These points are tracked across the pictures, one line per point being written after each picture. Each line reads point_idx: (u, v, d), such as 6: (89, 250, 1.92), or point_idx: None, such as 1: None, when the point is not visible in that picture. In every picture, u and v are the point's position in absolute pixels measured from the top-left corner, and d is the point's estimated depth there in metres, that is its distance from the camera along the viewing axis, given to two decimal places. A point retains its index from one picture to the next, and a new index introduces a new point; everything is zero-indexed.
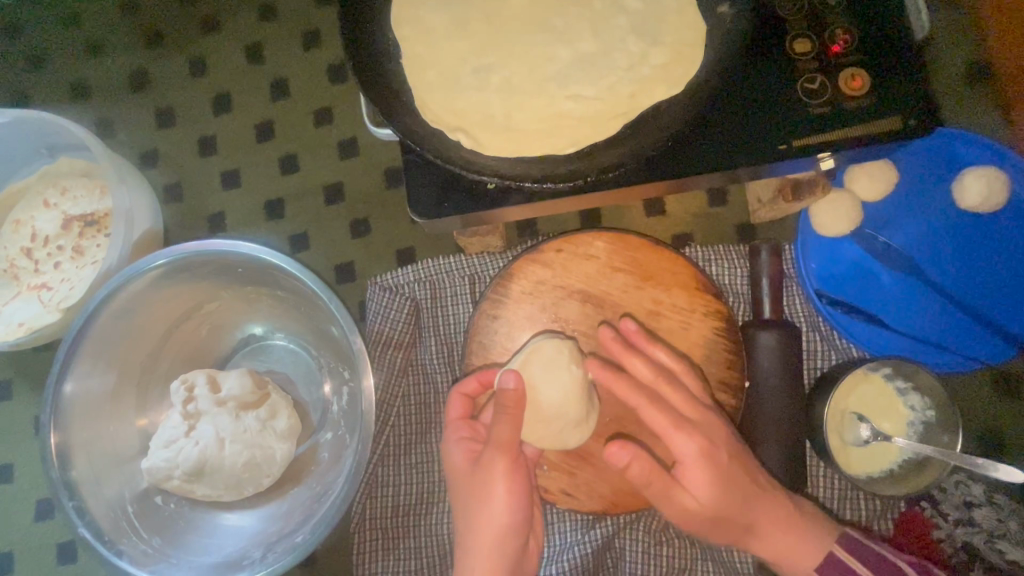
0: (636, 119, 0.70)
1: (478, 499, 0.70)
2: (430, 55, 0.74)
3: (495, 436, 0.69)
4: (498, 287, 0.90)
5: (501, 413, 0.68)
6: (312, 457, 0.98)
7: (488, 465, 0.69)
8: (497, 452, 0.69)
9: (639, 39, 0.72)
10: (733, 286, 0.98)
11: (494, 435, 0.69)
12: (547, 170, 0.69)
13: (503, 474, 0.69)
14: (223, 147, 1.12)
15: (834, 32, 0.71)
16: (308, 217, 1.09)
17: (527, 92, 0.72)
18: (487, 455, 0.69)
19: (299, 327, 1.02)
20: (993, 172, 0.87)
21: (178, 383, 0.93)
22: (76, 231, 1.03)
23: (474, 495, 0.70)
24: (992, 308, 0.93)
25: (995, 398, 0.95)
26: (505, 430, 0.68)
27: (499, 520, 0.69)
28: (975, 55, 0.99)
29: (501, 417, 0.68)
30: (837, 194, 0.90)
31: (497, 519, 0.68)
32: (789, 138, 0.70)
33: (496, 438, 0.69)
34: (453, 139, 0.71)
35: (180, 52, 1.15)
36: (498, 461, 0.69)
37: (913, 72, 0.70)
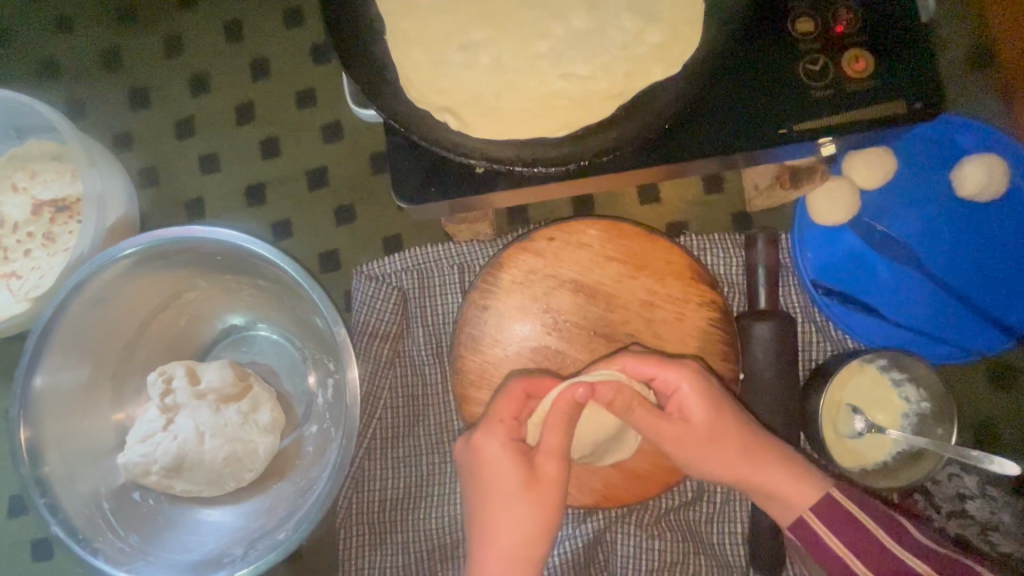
0: (630, 101, 0.67)
1: (519, 505, 0.66)
2: (415, 30, 0.70)
3: (548, 444, 0.67)
4: (487, 276, 0.87)
5: (558, 421, 0.66)
6: (296, 451, 0.95)
7: (544, 481, 0.67)
8: (553, 465, 0.67)
9: (635, 16, 0.68)
10: (727, 276, 0.96)
11: (547, 442, 0.67)
12: (538, 155, 0.66)
13: (552, 485, 0.67)
14: (202, 130, 1.07)
15: (837, 10, 0.68)
16: (290, 204, 1.05)
17: (518, 72, 0.68)
18: (542, 465, 0.67)
19: (283, 318, 0.99)
20: (993, 160, 0.86)
21: (155, 375, 0.90)
22: (47, 216, 0.99)
23: (498, 495, 0.66)
24: (990, 299, 0.92)
25: (992, 390, 0.94)
26: (557, 439, 0.67)
27: (529, 532, 0.66)
28: (977, 41, 0.97)
29: (556, 424, 0.66)
30: (834, 183, 0.88)
31: (524, 529, 0.66)
32: (790, 122, 0.67)
33: (548, 448, 0.67)
34: (439, 120, 0.68)
35: (156, 29, 1.09)
36: (556, 473, 0.67)
37: (919, 53, 0.67)
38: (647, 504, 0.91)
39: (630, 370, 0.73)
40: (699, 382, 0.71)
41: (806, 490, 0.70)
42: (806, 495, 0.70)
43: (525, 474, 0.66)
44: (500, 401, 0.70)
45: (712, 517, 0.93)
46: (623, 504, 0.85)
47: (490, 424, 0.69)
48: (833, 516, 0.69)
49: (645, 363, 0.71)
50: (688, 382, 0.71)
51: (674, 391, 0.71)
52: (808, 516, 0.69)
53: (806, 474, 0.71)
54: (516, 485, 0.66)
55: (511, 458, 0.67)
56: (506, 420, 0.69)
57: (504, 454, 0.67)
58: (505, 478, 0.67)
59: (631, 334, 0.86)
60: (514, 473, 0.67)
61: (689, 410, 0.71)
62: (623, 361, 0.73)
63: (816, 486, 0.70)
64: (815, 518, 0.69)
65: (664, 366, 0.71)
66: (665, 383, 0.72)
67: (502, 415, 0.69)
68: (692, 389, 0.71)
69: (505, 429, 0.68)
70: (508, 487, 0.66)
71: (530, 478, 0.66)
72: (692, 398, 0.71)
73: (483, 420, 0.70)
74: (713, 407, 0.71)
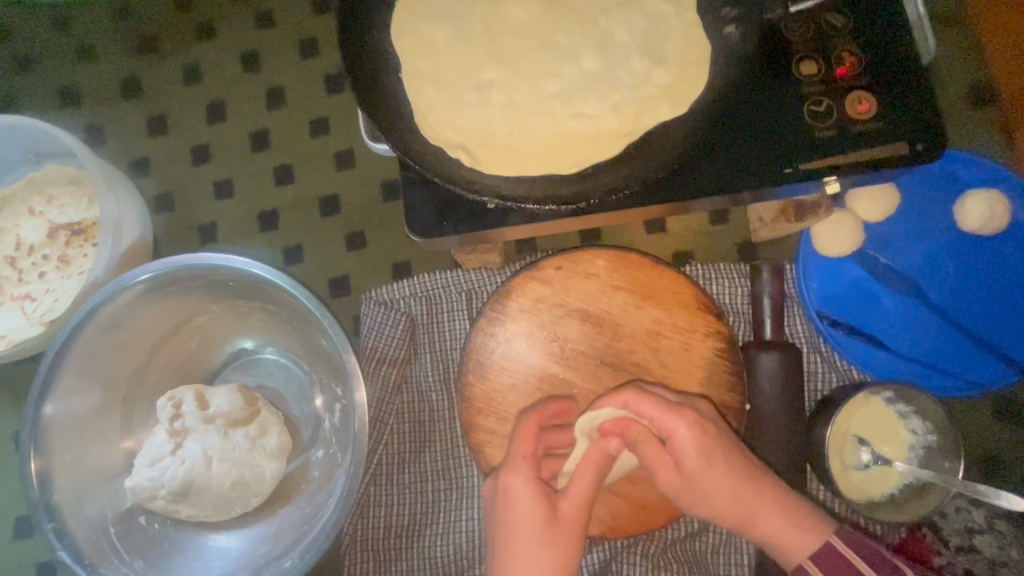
0: (639, 140, 0.68)
1: (544, 548, 0.65)
2: (430, 69, 0.72)
3: (573, 488, 0.68)
4: (496, 304, 0.88)
5: (585, 469, 0.68)
6: (302, 475, 0.95)
7: (566, 527, 0.67)
8: (576, 510, 0.67)
9: (644, 57, 0.70)
10: (733, 305, 0.97)
11: (572, 487, 0.68)
12: (548, 191, 0.68)
13: (574, 529, 0.67)
14: (217, 156, 1.10)
15: (841, 54, 0.70)
16: (302, 228, 1.07)
17: (529, 110, 0.70)
18: (566, 509, 0.67)
19: (292, 342, 1.00)
20: (995, 196, 0.88)
21: (165, 399, 0.90)
22: (63, 239, 1.00)
23: (519, 540, 0.66)
24: (993, 332, 0.93)
25: (999, 422, 0.94)
26: (582, 486, 0.68)
27: (550, 575, 0.65)
28: (977, 78, 0.99)
29: (585, 471, 0.68)
30: (838, 216, 0.90)
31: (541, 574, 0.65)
32: (795, 162, 0.69)
33: (573, 494, 0.68)
34: (452, 156, 0.69)
35: (174, 58, 1.12)
36: (578, 518, 0.67)
37: (921, 95, 0.69)
38: (653, 534, 0.91)
39: (631, 405, 0.72)
40: (696, 428, 0.70)
41: (810, 539, 0.70)
42: (809, 543, 0.70)
43: (547, 516, 0.66)
44: (519, 439, 0.72)
45: (718, 548, 0.92)
46: (629, 534, 0.85)
47: (515, 464, 0.70)
48: (830, 558, 0.69)
49: (644, 403, 0.71)
50: (683, 426, 0.70)
51: (669, 435, 0.70)
52: (810, 563, 0.69)
53: (812, 520, 0.71)
54: (540, 527, 0.66)
55: (536, 501, 0.67)
56: (528, 458, 0.70)
57: (529, 496, 0.67)
58: (527, 520, 0.66)
59: (637, 363, 0.87)
60: (536, 517, 0.66)
61: (683, 454, 0.70)
62: (627, 395, 0.73)
63: (819, 534, 0.70)
64: (814, 564, 0.69)
65: (661, 410, 0.71)
66: (661, 426, 0.71)
67: (523, 453, 0.70)
68: (686, 433, 0.70)
69: (531, 469, 0.69)
70: (530, 530, 0.66)
71: (552, 522, 0.66)
72: (687, 442, 0.70)
73: (508, 461, 0.70)
74: (708, 452, 0.69)
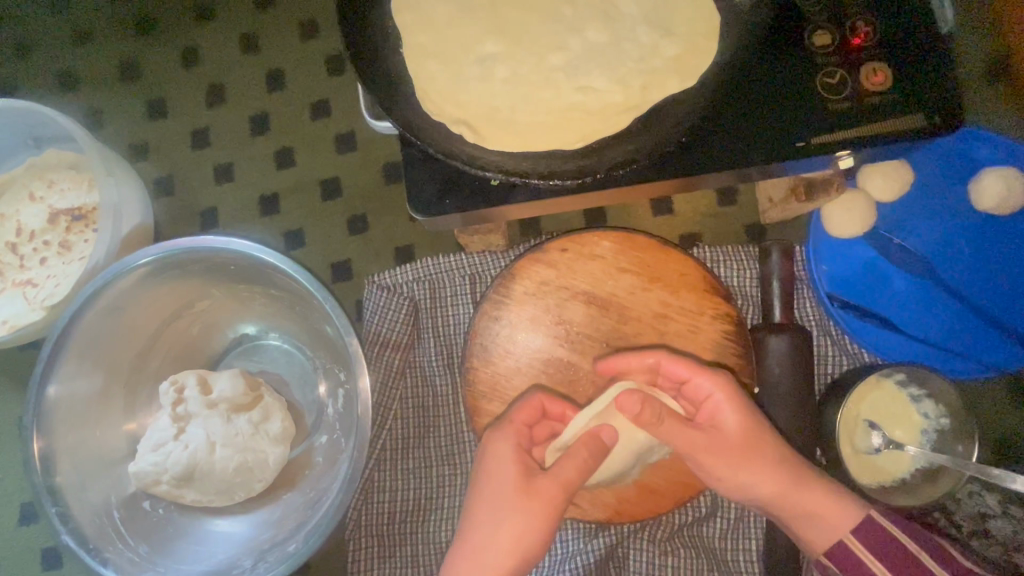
0: (646, 114, 0.66)
1: (506, 515, 0.65)
2: (432, 43, 0.70)
3: (559, 470, 0.68)
4: (500, 287, 0.87)
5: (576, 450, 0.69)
6: (306, 461, 0.95)
7: (538, 497, 0.66)
8: (553, 487, 0.67)
9: (651, 29, 0.68)
10: (741, 288, 0.95)
11: (559, 468, 0.68)
12: (554, 167, 0.66)
13: (544, 505, 0.66)
14: (217, 140, 1.08)
15: (855, 23, 0.68)
16: (304, 213, 1.05)
17: (533, 84, 0.68)
18: (542, 482, 0.67)
19: (294, 327, 0.99)
20: (1013, 173, 0.85)
21: (168, 384, 0.90)
22: (64, 225, 1.00)
23: (483, 505, 0.67)
24: (1008, 314, 0.91)
25: (1015, 406, 0.92)
26: (572, 472, 0.68)
27: (506, 546, 0.65)
28: (994, 54, 0.96)
29: (575, 456, 0.69)
30: (850, 195, 0.88)
31: (496, 546, 0.64)
32: (808, 136, 0.66)
33: (556, 473, 0.67)
34: (455, 132, 0.68)
35: (173, 41, 1.11)
36: (553, 497, 0.67)
37: (939, 66, 0.66)
38: (661, 519, 0.90)
39: (664, 367, 0.75)
40: (731, 391, 0.72)
41: (844, 514, 0.68)
42: (848, 518, 0.68)
43: (521, 480, 0.67)
44: (518, 409, 0.74)
45: (726, 533, 0.91)
46: (636, 518, 0.85)
47: (504, 426, 0.72)
48: (869, 535, 0.67)
49: (679, 366, 0.74)
50: (721, 389, 0.72)
51: (706, 398, 0.72)
52: (849, 539, 0.67)
53: (844, 494, 0.70)
54: (508, 491, 0.67)
55: (513, 464, 0.68)
56: (518, 426, 0.72)
57: (506, 459, 0.69)
58: (501, 482, 0.67)
59: (644, 346, 0.86)
60: (511, 478, 0.67)
61: (722, 419, 0.72)
62: (659, 357, 0.75)
63: (855, 508, 0.69)
64: (854, 539, 0.67)
65: (697, 371, 0.73)
66: (697, 389, 0.73)
67: (515, 419, 0.72)
68: (725, 397, 0.71)
69: (516, 436, 0.71)
70: (501, 492, 0.67)
71: (526, 486, 0.67)
72: (724, 405, 0.71)
73: (498, 425, 0.73)
74: (746, 418, 0.71)
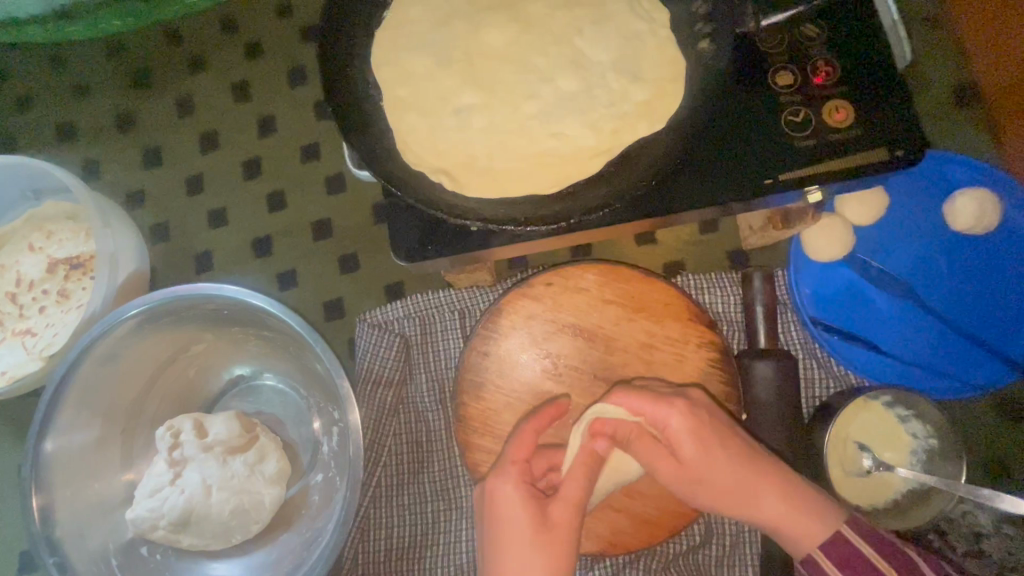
0: (618, 157, 0.69)
1: (531, 550, 0.64)
2: (411, 96, 0.73)
3: (566, 492, 0.68)
4: (488, 323, 0.89)
5: (575, 469, 0.69)
6: (302, 500, 0.96)
7: (557, 530, 0.66)
8: (566, 511, 0.67)
9: (620, 75, 0.71)
10: (726, 314, 0.96)
11: (566, 489, 0.68)
12: (531, 212, 0.68)
13: (565, 533, 0.66)
14: (211, 185, 1.11)
15: (816, 63, 0.71)
16: (296, 254, 1.08)
17: (509, 132, 0.71)
18: (555, 510, 0.66)
19: (289, 366, 1.01)
20: (985, 194, 0.88)
21: (163, 429, 0.91)
22: (62, 274, 1.02)
23: (502, 541, 0.65)
24: (990, 332, 0.92)
25: (1003, 423, 0.93)
26: (577, 488, 0.68)
27: None
28: (962, 79, 0.99)
29: (576, 473, 0.69)
30: (827, 221, 0.90)
31: None
32: (775, 172, 0.69)
33: (565, 496, 0.67)
34: (435, 181, 0.70)
35: (167, 91, 1.15)
36: (570, 521, 0.66)
37: (898, 100, 0.69)
38: (655, 549, 0.90)
39: (623, 404, 0.73)
40: (689, 417, 0.70)
41: (818, 530, 0.68)
42: (814, 536, 0.68)
43: (534, 517, 0.66)
44: (512, 444, 0.72)
45: (722, 561, 0.92)
46: (630, 550, 0.86)
47: (505, 468, 0.70)
48: (843, 551, 0.67)
49: (633, 399, 0.72)
50: (676, 420, 0.70)
51: (662, 426, 0.71)
52: (817, 553, 0.68)
53: (820, 509, 0.69)
54: (527, 530, 0.65)
55: (524, 503, 0.67)
56: (518, 462, 0.70)
57: (515, 496, 0.67)
58: (516, 523, 0.66)
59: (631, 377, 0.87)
60: (524, 517, 0.66)
61: (680, 445, 0.71)
62: (617, 393, 0.73)
63: (830, 523, 0.69)
64: (824, 556, 0.67)
65: (652, 403, 0.71)
66: (654, 419, 0.72)
67: (516, 458, 0.70)
68: (680, 424, 0.70)
69: (520, 473, 0.69)
70: (518, 532, 0.65)
71: (541, 521, 0.66)
72: (682, 434, 0.70)
73: (501, 466, 0.70)
74: (704, 442, 0.70)
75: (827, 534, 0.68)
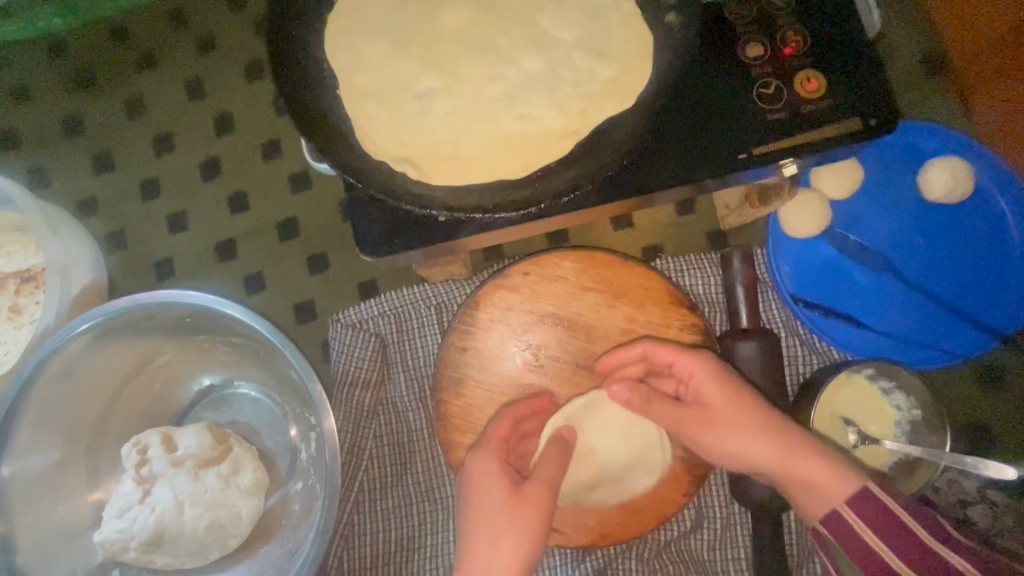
0: (587, 138, 0.66)
1: (501, 517, 0.65)
2: (368, 83, 0.70)
3: (541, 472, 0.70)
4: (464, 316, 0.86)
5: (551, 451, 0.72)
6: (282, 511, 0.92)
7: (530, 504, 0.66)
8: (541, 491, 0.68)
9: (585, 53, 0.69)
10: (707, 296, 0.95)
11: (540, 469, 0.70)
12: (499, 198, 0.65)
13: (537, 505, 0.67)
14: (169, 189, 1.06)
15: (785, 33, 0.69)
16: (262, 256, 1.04)
17: (474, 117, 0.68)
18: (530, 487, 0.68)
19: (261, 373, 0.97)
20: (958, 162, 0.87)
21: (130, 446, 0.87)
22: (11, 288, 0.96)
23: (476, 503, 0.67)
24: (969, 301, 0.92)
25: (984, 391, 0.93)
26: (550, 470, 0.70)
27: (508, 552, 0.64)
28: (930, 48, 0.98)
29: (551, 457, 0.72)
30: (803, 196, 0.89)
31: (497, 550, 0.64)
32: (750, 147, 0.67)
33: (540, 476, 0.69)
34: (398, 171, 0.67)
35: (116, 92, 1.09)
36: (543, 499, 0.67)
37: (870, 68, 0.68)
38: (646, 537, 0.89)
39: (651, 356, 0.79)
40: (713, 367, 0.74)
41: (843, 481, 0.67)
42: (840, 488, 0.66)
43: (509, 488, 0.68)
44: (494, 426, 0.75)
45: (714, 544, 0.91)
46: (621, 540, 0.84)
47: (485, 444, 0.72)
48: (871, 510, 0.64)
49: (661, 351, 0.77)
50: (702, 367, 0.74)
51: (690, 377, 0.75)
52: (842, 509, 0.65)
53: (841, 465, 0.68)
54: (502, 498, 0.66)
55: (500, 476, 0.69)
56: (499, 440, 0.73)
57: (491, 469, 0.69)
58: (491, 494, 0.67)
59: None
60: (498, 493, 0.67)
61: (705, 394, 0.73)
62: (644, 347, 0.79)
63: (851, 479, 0.66)
64: (849, 510, 0.65)
65: (678, 354, 0.76)
66: (682, 370, 0.76)
67: (495, 434, 0.73)
68: (706, 374, 0.74)
69: (500, 450, 0.72)
70: (491, 505, 0.66)
71: (515, 493, 0.67)
72: (708, 383, 0.73)
73: (481, 442, 0.73)
74: (730, 393, 0.73)
75: (852, 491, 0.66)
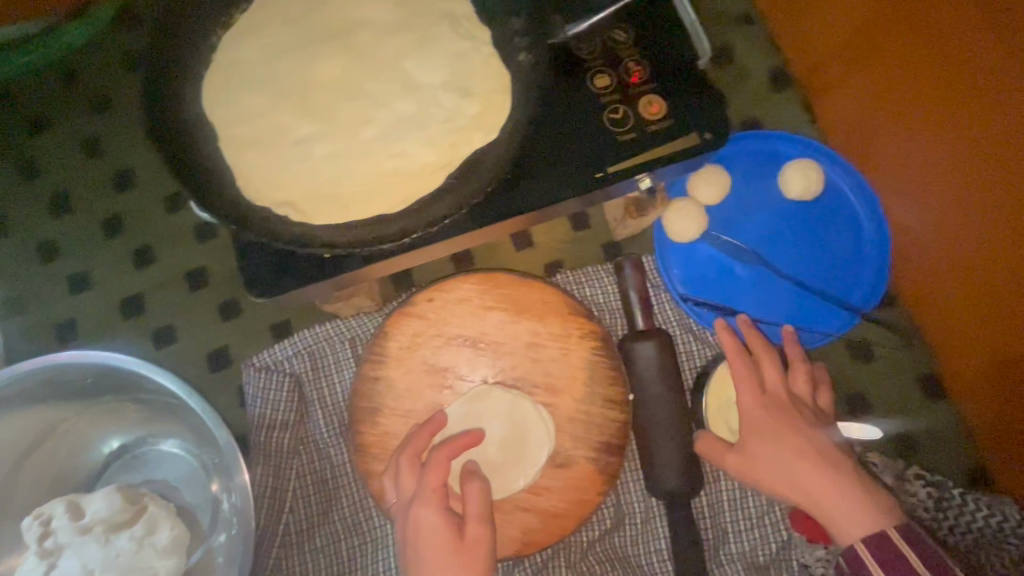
0: (458, 170, 0.72)
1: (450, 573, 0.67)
2: (248, 133, 0.73)
3: (472, 508, 0.71)
4: (374, 347, 0.89)
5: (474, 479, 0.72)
6: (207, 565, 0.91)
7: (472, 550, 0.68)
8: (478, 529, 0.70)
9: (451, 92, 0.75)
10: (607, 303, 1.02)
11: (471, 506, 0.71)
12: (377, 233, 0.70)
13: (479, 546, 0.69)
14: (68, 249, 1.05)
15: (629, 65, 0.77)
16: (171, 309, 1.03)
17: (351, 157, 0.72)
18: (470, 531, 0.69)
19: (175, 427, 0.95)
20: (808, 164, 0.99)
21: (31, 519, 0.83)
22: None
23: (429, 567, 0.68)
24: (836, 285, 1.02)
25: (858, 365, 1.03)
26: (479, 503, 0.71)
27: None
28: (778, 67, 1.12)
29: (475, 488, 0.72)
30: (680, 204, 0.98)
31: None
32: (605, 167, 0.74)
33: (472, 513, 0.70)
34: (281, 214, 0.71)
35: (7, 157, 1.08)
36: (483, 538, 0.70)
37: (704, 89, 0.76)
38: (568, 541, 0.93)
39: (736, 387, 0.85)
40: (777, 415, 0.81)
41: (865, 523, 0.73)
42: (864, 528, 0.73)
43: (453, 540, 0.68)
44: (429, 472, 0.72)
45: (636, 539, 0.95)
46: (544, 545, 0.88)
47: (423, 497, 0.70)
48: (880, 546, 0.71)
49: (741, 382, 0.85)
50: (760, 410, 0.82)
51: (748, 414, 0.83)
52: (861, 549, 0.72)
53: (866, 508, 0.74)
54: (446, 554, 0.68)
55: (441, 532, 0.68)
56: (438, 489, 0.70)
57: (436, 525, 0.69)
58: (434, 552, 0.68)
59: (521, 377, 0.90)
60: (441, 547, 0.68)
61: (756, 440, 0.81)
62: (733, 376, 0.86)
63: (873, 520, 0.73)
64: (865, 548, 0.72)
65: (749, 394, 0.84)
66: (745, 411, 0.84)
67: (431, 484, 0.70)
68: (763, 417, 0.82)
69: (439, 500, 0.70)
70: (439, 562, 0.67)
71: (458, 545, 0.68)
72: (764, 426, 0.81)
73: (418, 495, 0.71)
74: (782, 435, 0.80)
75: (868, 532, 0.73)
